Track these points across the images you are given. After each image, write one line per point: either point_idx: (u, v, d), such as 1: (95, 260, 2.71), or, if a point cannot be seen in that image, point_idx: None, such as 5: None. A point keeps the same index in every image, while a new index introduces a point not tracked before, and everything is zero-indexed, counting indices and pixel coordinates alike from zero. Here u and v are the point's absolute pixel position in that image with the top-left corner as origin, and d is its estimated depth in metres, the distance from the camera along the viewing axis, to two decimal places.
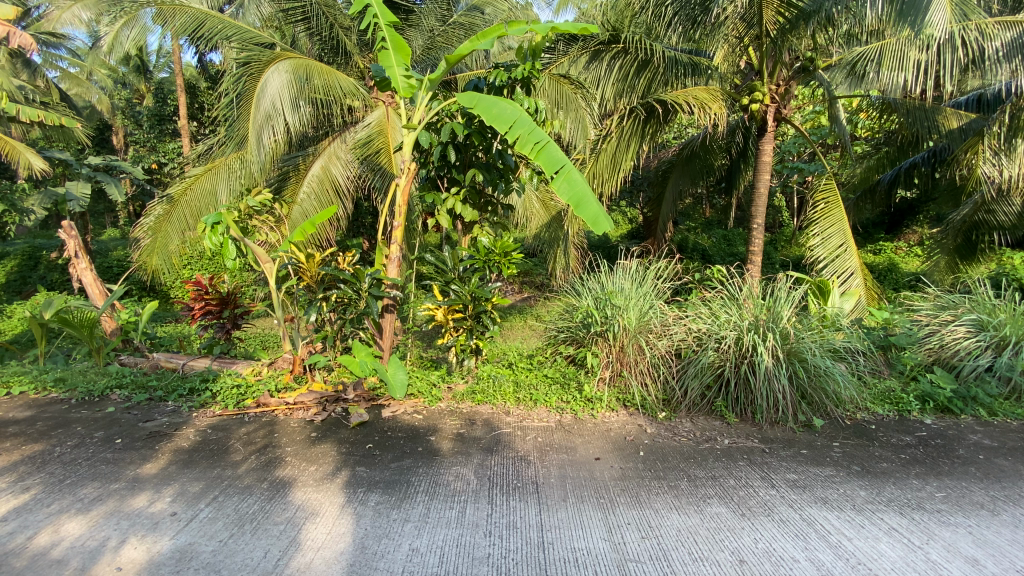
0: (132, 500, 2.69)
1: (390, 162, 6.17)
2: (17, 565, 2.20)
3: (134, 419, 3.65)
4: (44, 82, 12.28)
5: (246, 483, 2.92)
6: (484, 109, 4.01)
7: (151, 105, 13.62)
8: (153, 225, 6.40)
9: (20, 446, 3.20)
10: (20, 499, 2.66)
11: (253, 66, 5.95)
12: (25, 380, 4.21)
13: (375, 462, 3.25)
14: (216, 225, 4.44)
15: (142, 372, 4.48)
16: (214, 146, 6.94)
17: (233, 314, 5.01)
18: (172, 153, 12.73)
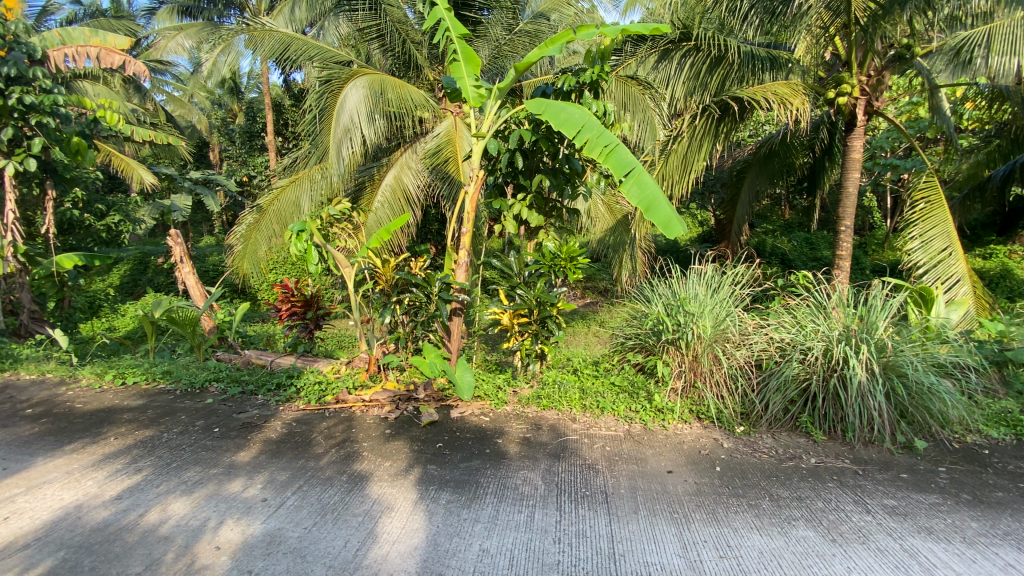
0: (227, 484, 2.91)
1: (458, 170, 6.34)
2: (131, 539, 2.41)
3: (229, 411, 3.96)
4: (154, 105, 13.72)
5: (327, 474, 3.08)
6: (551, 115, 3.99)
7: (242, 123, 14.88)
8: (245, 232, 6.96)
9: (134, 431, 3.55)
10: (134, 478, 2.95)
11: (334, 83, 6.35)
12: (138, 371, 4.69)
13: (445, 461, 3.32)
14: (301, 233, 4.77)
15: (235, 367, 4.85)
16: (298, 159, 7.46)
17: (316, 314, 5.32)
18: (260, 167, 13.82)
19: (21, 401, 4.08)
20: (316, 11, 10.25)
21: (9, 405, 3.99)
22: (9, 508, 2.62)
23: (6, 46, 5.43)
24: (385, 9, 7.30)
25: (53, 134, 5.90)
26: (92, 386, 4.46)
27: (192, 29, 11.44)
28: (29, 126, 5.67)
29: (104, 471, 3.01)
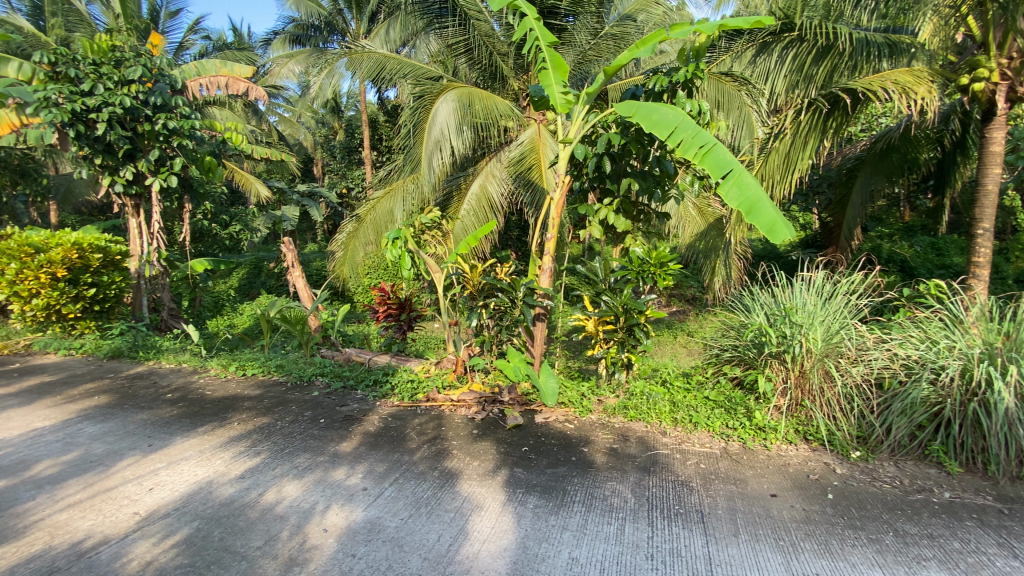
0: (332, 472, 3.12)
1: (542, 177, 6.38)
2: (253, 515, 2.66)
3: (332, 404, 4.27)
4: (269, 126, 15.29)
5: (421, 469, 3.21)
6: (642, 117, 3.88)
7: (342, 139, 16.13)
8: (345, 240, 7.51)
9: (253, 418, 3.93)
10: (253, 461, 3.25)
11: (426, 98, 6.68)
12: (256, 364, 5.19)
13: (531, 465, 3.32)
14: (396, 240, 5.06)
15: (338, 364, 5.23)
16: (393, 172, 7.90)
17: (409, 316, 5.61)
18: (357, 179, 14.89)
19: (164, 387, 4.68)
20: (409, 31, 10.89)
21: (156, 389, 4.59)
22: (154, 479, 2.98)
23: (154, 79, 6.29)
24: (473, 24, 7.58)
25: (189, 154, 6.75)
26: (219, 376, 5.01)
27: (301, 56, 12.64)
28: (171, 147, 6.52)
29: (229, 453, 3.35)
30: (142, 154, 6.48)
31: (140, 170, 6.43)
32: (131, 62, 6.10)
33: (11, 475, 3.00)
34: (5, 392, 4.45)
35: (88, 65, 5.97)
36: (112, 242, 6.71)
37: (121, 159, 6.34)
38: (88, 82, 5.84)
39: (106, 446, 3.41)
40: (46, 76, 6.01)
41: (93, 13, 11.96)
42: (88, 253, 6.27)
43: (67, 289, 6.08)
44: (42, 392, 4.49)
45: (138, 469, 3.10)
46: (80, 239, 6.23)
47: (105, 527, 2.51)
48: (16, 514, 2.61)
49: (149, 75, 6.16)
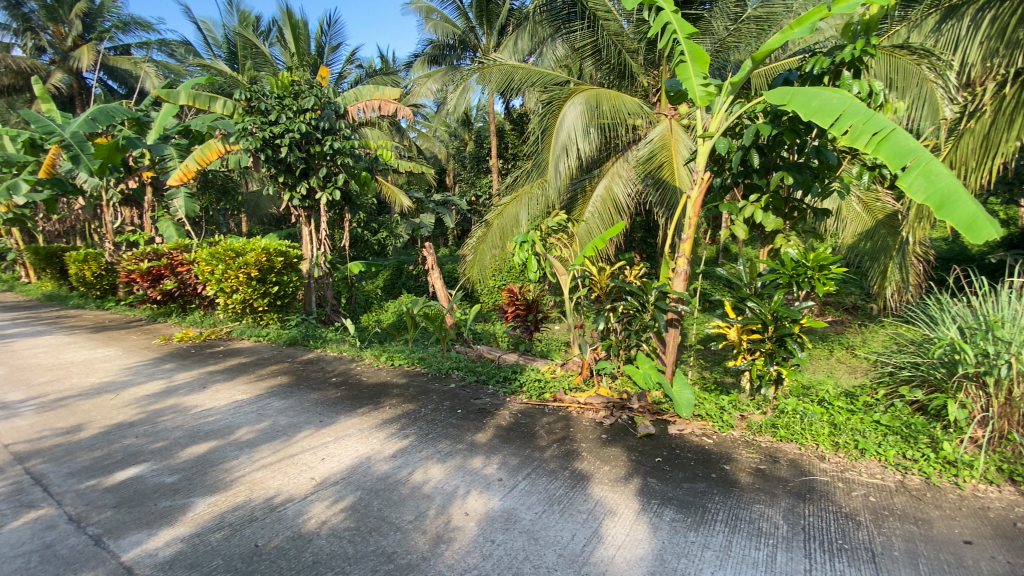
0: (471, 460, 3.31)
1: (674, 175, 6.08)
2: (404, 491, 2.93)
3: (467, 396, 4.54)
4: (409, 141, 16.84)
5: (552, 467, 3.26)
6: (799, 104, 3.49)
7: (473, 149, 17.15)
8: (475, 244, 7.88)
9: (401, 404, 4.34)
10: (403, 442, 3.58)
11: (554, 103, 6.77)
12: (401, 355, 5.72)
13: (666, 477, 3.18)
14: (523, 243, 5.22)
15: (471, 359, 5.54)
16: (519, 178, 8.12)
17: (536, 318, 5.73)
18: (485, 187, 15.71)
19: (329, 371, 5.40)
20: (537, 39, 11.16)
21: (322, 373, 5.32)
22: (325, 451, 3.44)
23: (322, 106, 7.27)
24: (601, 25, 7.49)
25: (349, 169, 7.69)
26: (372, 364, 5.62)
27: (438, 75, 13.74)
28: (335, 165, 7.49)
29: (383, 433, 3.74)
30: (314, 172, 7.52)
31: (311, 185, 7.49)
32: (306, 93, 7.10)
33: (220, 437, 3.67)
34: (215, 369, 5.48)
35: (274, 98, 7.06)
36: (291, 247, 7.93)
37: (297, 177, 7.43)
38: (274, 113, 6.93)
39: (287, 419, 4.02)
40: (244, 111, 7.27)
41: (274, 54, 14.20)
42: (272, 257, 7.51)
43: (257, 286, 7.29)
44: (240, 371, 5.45)
45: (313, 441, 3.60)
46: (267, 245, 7.47)
47: (289, 488, 2.95)
48: (225, 470, 3.18)
49: (319, 103, 7.14)
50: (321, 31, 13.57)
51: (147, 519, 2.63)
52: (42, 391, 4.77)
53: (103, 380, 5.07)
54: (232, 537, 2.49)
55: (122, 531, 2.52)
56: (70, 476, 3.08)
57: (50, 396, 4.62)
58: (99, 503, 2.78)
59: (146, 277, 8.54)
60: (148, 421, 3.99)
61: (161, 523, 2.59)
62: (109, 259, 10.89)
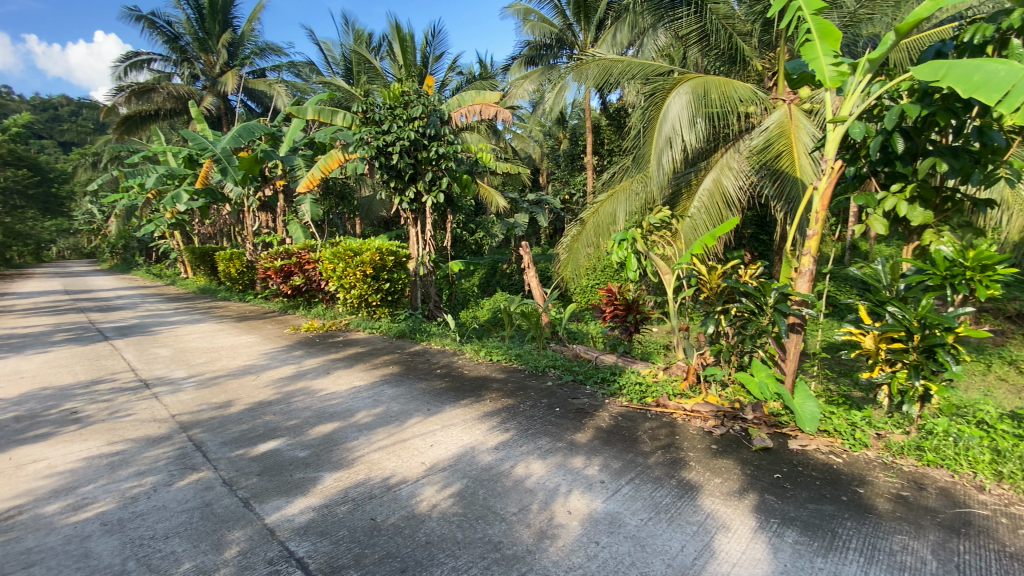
0: (572, 459, 3.31)
1: (794, 165, 5.57)
2: (508, 484, 3.00)
3: (565, 395, 4.54)
4: (505, 143, 17.29)
5: (657, 473, 3.14)
6: (955, 80, 2.97)
7: (567, 148, 17.17)
8: (569, 244, 7.57)
9: (501, 397, 4.46)
10: (505, 435, 3.67)
11: (657, 95, 6.50)
12: (499, 351, 5.86)
13: (786, 495, 2.92)
14: (623, 241, 5.11)
15: (567, 358, 5.52)
16: (616, 175, 7.89)
17: (636, 318, 5.53)
18: (580, 185, 15.68)
19: (434, 363, 5.71)
20: (637, 31, 10.85)
21: (428, 365, 5.63)
22: (433, 438, 3.63)
23: (429, 114, 7.67)
24: (710, 9, 7.03)
25: (452, 172, 8.05)
26: (472, 359, 5.83)
27: (535, 75, 13.88)
28: (440, 169, 7.88)
29: (485, 425, 3.86)
30: (421, 176, 7.97)
31: (418, 189, 7.94)
32: (415, 102, 7.53)
33: (342, 419, 4.03)
34: (335, 357, 6.04)
35: (386, 109, 7.59)
36: (400, 247, 8.40)
37: (406, 182, 7.93)
38: (387, 122, 7.46)
39: (399, 406, 4.32)
40: (361, 121, 7.92)
41: (384, 67, 15.29)
42: (385, 256, 8.05)
43: (371, 283, 7.88)
44: (356, 359, 5.96)
45: (421, 428, 3.82)
46: (380, 245, 8.02)
47: (403, 470, 3.16)
48: (348, 449, 3.49)
49: (427, 111, 7.54)
50: (426, 42, 14.33)
51: (285, 488, 2.96)
52: (200, 370, 5.57)
53: (246, 364, 5.81)
54: (355, 511, 2.71)
55: (265, 497, 2.85)
56: (223, 444, 3.57)
57: (206, 375, 5.38)
58: (246, 470, 3.19)
59: (279, 274, 9.65)
60: (283, 401, 4.51)
61: (296, 492, 2.90)
62: (249, 258, 12.45)
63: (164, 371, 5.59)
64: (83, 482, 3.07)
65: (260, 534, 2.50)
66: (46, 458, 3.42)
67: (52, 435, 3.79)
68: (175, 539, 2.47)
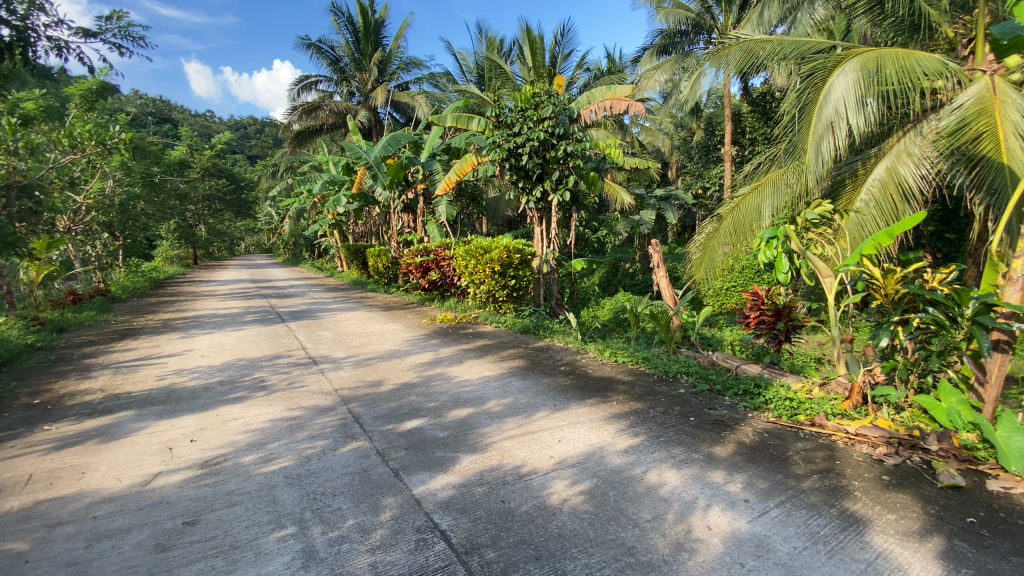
0: (710, 472, 3.10)
1: (999, 150, 4.56)
2: (640, 489, 2.90)
3: (701, 404, 4.26)
4: (632, 137, 16.83)
5: (812, 500, 2.80)
6: None
7: (701, 139, 16.18)
8: (703, 241, 6.94)
9: (629, 400, 4.34)
10: (635, 440, 3.56)
11: (817, 75, 5.77)
12: (626, 352, 5.68)
13: (986, 545, 2.41)
14: (771, 240, 4.77)
15: (702, 365, 5.17)
16: (762, 167, 7.12)
17: (787, 326, 4.95)
18: (715, 178, 14.72)
19: (559, 360, 5.76)
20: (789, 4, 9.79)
21: (553, 361, 5.70)
22: (562, 433, 3.66)
23: (559, 114, 7.66)
24: None
25: (579, 170, 7.99)
26: (597, 358, 5.76)
27: (668, 64, 13.16)
28: (568, 168, 7.87)
29: (614, 427, 3.79)
30: (548, 175, 8.01)
31: (545, 189, 8.04)
32: (545, 103, 7.58)
33: (475, 406, 4.26)
34: (467, 347, 6.40)
35: (518, 111, 7.79)
36: (525, 245, 8.56)
37: (534, 182, 8.08)
38: (518, 125, 7.67)
39: (527, 398, 4.43)
40: (495, 125, 8.26)
41: (514, 70, 15.81)
42: (512, 254, 8.25)
43: (499, 279, 8.17)
44: (486, 351, 6.26)
45: (550, 423, 3.87)
46: (507, 243, 8.22)
47: (533, 461, 3.24)
48: (482, 434, 3.67)
49: (557, 111, 7.54)
50: (555, 42, 14.47)
51: (429, 464, 3.21)
52: (355, 352, 6.30)
53: (391, 349, 6.42)
54: (491, 494, 2.84)
55: (411, 470, 3.13)
56: (376, 419, 3.99)
57: (359, 356, 6.06)
58: (395, 444, 3.52)
59: (418, 269, 10.43)
60: (423, 384, 4.90)
61: (437, 469, 3.13)
62: (394, 254, 13.83)
63: (327, 350, 6.43)
64: (269, 439, 3.64)
65: (409, 504, 2.74)
66: (243, 416, 4.13)
67: (247, 398, 4.58)
68: (340, 497, 2.82)
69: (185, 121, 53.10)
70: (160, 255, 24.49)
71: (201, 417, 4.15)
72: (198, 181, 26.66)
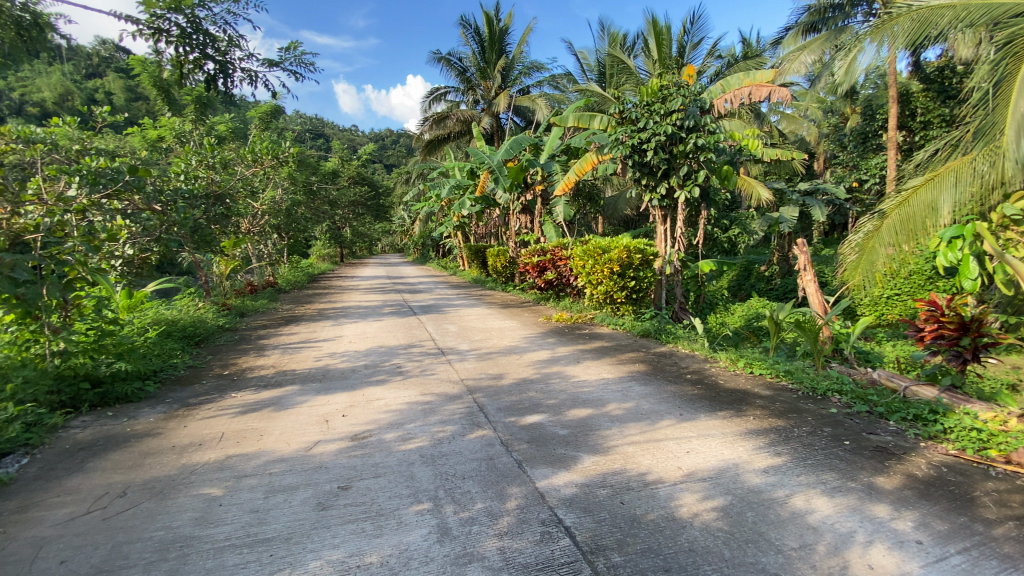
0: (870, 505, 2.70)
1: None
2: (783, 514, 2.63)
3: (858, 427, 3.73)
4: (770, 127, 15.38)
5: (1011, 552, 2.30)
6: None
7: (857, 125, 14.25)
8: (861, 241, 5.78)
9: (767, 416, 3.96)
10: (776, 459, 3.24)
11: (1018, 43, 4.77)
12: (763, 364, 5.20)
13: None
14: (956, 240, 4.10)
15: (859, 383, 4.54)
16: (941, 157, 5.80)
17: (975, 343, 4.13)
18: (874, 169, 12.93)
19: (684, 367, 5.46)
20: None
21: (677, 368, 5.42)
22: (689, 444, 3.47)
23: (689, 105, 7.28)
24: None
25: (711, 165, 7.45)
26: (728, 368, 5.34)
27: (816, 43, 11.69)
28: (698, 162, 7.41)
29: (750, 443, 3.48)
30: (675, 171, 7.65)
31: (671, 185, 7.69)
32: (674, 95, 7.25)
33: (595, 407, 4.21)
34: (585, 348, 6.36)
35: (643, 106, 7.53)
36: (647, 245, 8.23)
37: (658, 178, 7.77)
38: (643, 119, 7.41)
39: (650, 405, 4.27)
40: (620, 121, 8.08)
41: (638, 65, 15.32)
42: (632, 254, 7.98)
43: (618, 280, 7.96)
44: (604, 352, 6.16)
45: (677, 432, 3.68)
46: (629, 243, 8.00)
47: (659, 470, 3.11)
48: (603, 437, 3.62)
49: (687, 102, 7.18)
50: (684, 31, 13.74)
51: (551, 460, 3.25)
52: (478, 346, 6.61)
53: (511, 345, 6.63)
54: (615, 497, 2.79)
55: (534, 463, 3.19)
56: (499, 410, 4.15)
57: (482, 350, 6.36)
58: (518, 436, 3.62)
59: (536, 268, 10.63)
60: (543, 382, 4.97)
61: (559, 466, 3.16)
62: (512, 254, 14.26)
63: (453, 343, 6.84)
64: (406, 420, 3.98)
65: (533, 496, 2.81)
66: (384, 398, 4.57)
67: (386, 382, 5.06)
68: (470, 481, 2.98)
69: (335, 135, 60.32)
70: (314, 253, 28.16)
71: (350, 396, 4.67)
72: (345, 187, 30.12)
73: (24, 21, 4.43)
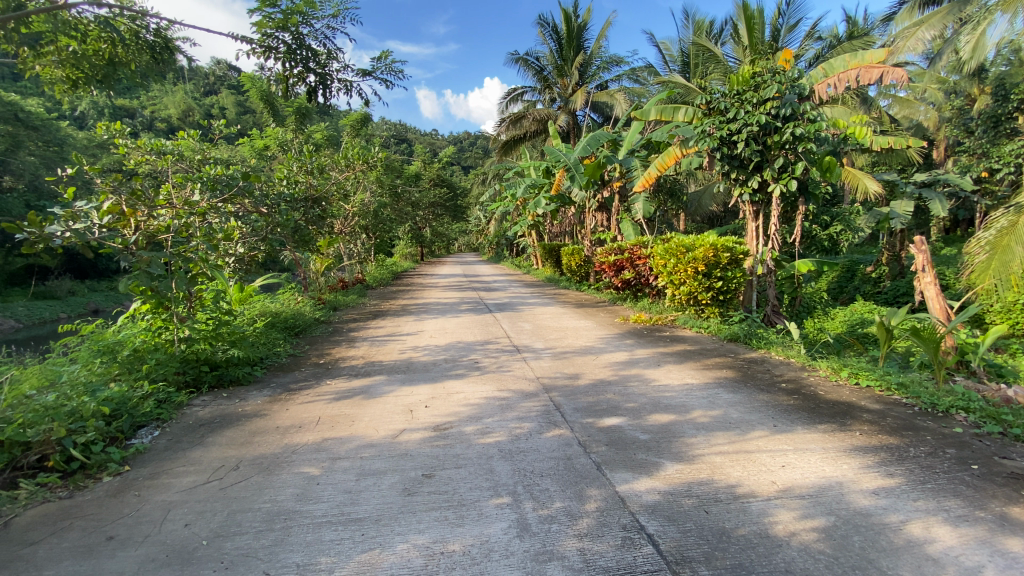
0: (1006, 539, 2.35)
1: None
2: (896, 541, 2.37)
3: (988, 450, 3.26)
4: (878, 113, 13.94)
5: None
6: None
7: (987, 106, 12.50)
8: (993, 238, 4.79)
9: (876, 433, 3.59)
10: (887, 480, 2.92)
11: None
12: (871, 375, 4.71)
13: None
14: None
15: (991, 402, 3.96)
16: None
17: None
18: (1008, 156, 11.34)
19: (778, 375, 5.09)
20: None
21: (770, 375, 5.07)
22: (785, 458, 3.22)
23: (785, 92, 6.76)
24: None
25: (810, 156, 6.88)
26: (830, 378, 4.90)
27: (936, 16, 10.31)
28: (795, 152, 6.87)
29: (856, 461, 3.17)
30: (769, 163, 7.14)
31: (765, 178, 7.19)
32: (768, 82, 6.76)
33: (679, 413, 4.05)
34: (666, 351, 6.13)
35: (733, 95, 7.10)
36: (736, 244, 7.78)
37: (750, 171, 7.29)
38: (733, 109, 6.99)
39: (739, 413, 4.02)
40: (706, 112, 7.69)
41: (725, 53, 14.52)
42: (719, 252, 7.57)
43: (703, 280, 7.57)
44: (687, 356, 5.90)
45: (770, 444, 3.43)
46: (715, 241, 7.60)
47: (750, 483, 2.92)
48: (688, 444, 3.46)
49: (783, 89, 6.68)
50: (778, 13, 12.80)
51: (631, 464, 3.17)
52: (555, 345, 6.60)
53: (588, 344, 6.56)
54: (700, 507, 2.67)
55: (613, 466, 3.13)
56: (576, 410, 4.11)
57: (558, 349, 6.35)
58: (596, 437, 3.57)
59: (613, 268, 10.41)
60: (622, 384, 4.86)
61: (641, 471, 3.07)
62: (588, 253, 14.10)
63: (530, 341, 6.89)
64: (485, 414, 4.07)
65: (613, 499, 2.75)
66: (464, 392, 4.70)
67: (466, 377, 5.21)
68: (548, 479, 2.98)
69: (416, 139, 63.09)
70: (398, 253, 29.68)
71: (433, 389, 4.86)
72: (426, 189, 31.44)
73: (157, 46, 4.97)
